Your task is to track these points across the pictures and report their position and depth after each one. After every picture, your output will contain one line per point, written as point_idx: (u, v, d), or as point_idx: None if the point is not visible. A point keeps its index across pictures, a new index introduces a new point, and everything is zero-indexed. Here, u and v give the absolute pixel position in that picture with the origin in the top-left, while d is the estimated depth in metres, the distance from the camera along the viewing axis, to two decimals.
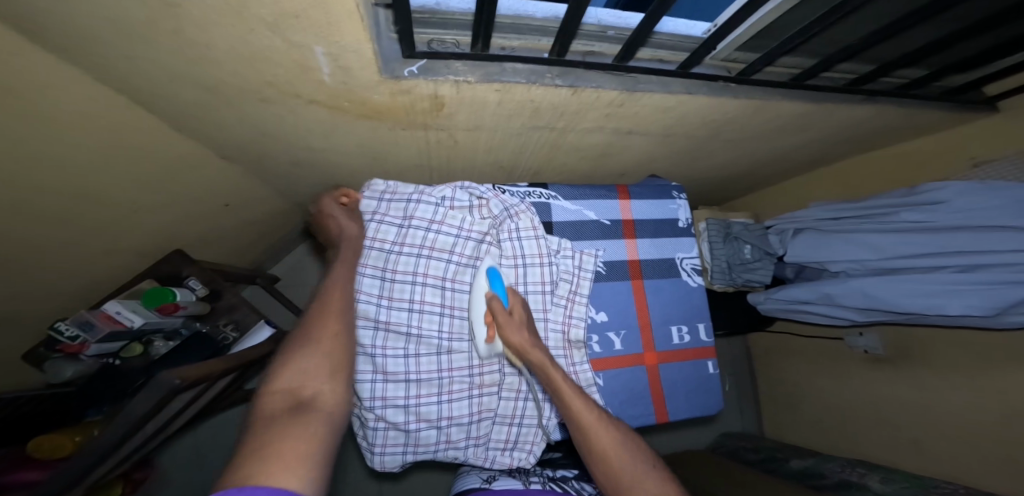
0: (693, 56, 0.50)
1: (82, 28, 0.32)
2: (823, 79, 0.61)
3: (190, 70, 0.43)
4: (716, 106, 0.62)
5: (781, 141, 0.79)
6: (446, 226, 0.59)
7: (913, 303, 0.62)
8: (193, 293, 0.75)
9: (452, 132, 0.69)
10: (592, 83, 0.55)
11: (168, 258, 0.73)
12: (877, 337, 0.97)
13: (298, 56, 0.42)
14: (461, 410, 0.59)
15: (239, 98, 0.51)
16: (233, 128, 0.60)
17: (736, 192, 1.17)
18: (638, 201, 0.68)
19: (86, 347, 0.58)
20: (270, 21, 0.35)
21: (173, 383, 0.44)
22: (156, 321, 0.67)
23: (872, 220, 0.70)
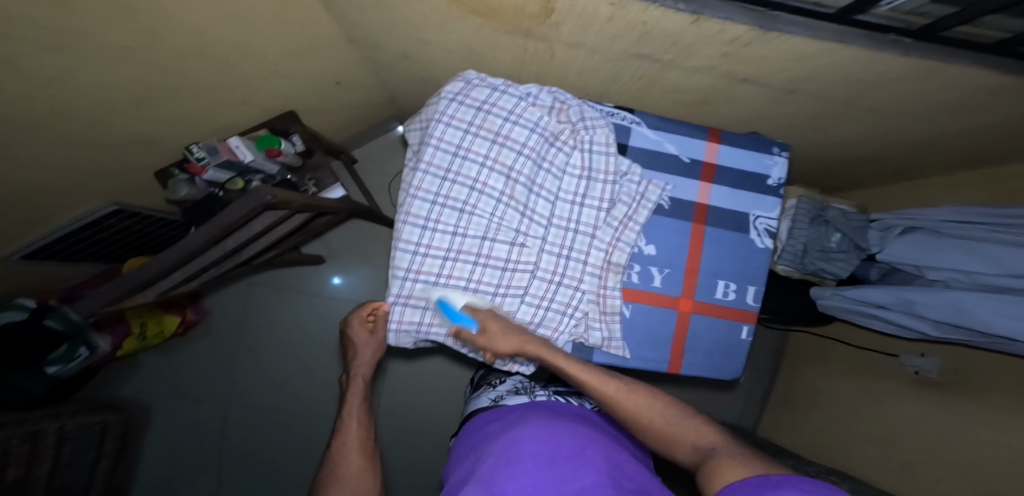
0: (855, 5, 0.43)
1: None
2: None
3: None
4: (860, 63, 0.52)
5: (915, 127, 0.68)
6: (522, 119, 0.64)
7: (1005, 325, 0.54)
8: (294, 147, 0.89)
9: (553, 44, 0.69)
10: (720, 14, 0.50)
11: (278, 116, 0.85)
12: (936, 362, 0.87)
13: None
14: (482, 302, 0.67)
15: None
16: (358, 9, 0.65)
17: (841, 182, 1.03)
18: (727, 147, 0.65)
19: (205, 170, 0.72)
20: None
21: (265, 199, 0.59)
22: (262, 162, 0.81)
23: (1008, 230, 0.57)
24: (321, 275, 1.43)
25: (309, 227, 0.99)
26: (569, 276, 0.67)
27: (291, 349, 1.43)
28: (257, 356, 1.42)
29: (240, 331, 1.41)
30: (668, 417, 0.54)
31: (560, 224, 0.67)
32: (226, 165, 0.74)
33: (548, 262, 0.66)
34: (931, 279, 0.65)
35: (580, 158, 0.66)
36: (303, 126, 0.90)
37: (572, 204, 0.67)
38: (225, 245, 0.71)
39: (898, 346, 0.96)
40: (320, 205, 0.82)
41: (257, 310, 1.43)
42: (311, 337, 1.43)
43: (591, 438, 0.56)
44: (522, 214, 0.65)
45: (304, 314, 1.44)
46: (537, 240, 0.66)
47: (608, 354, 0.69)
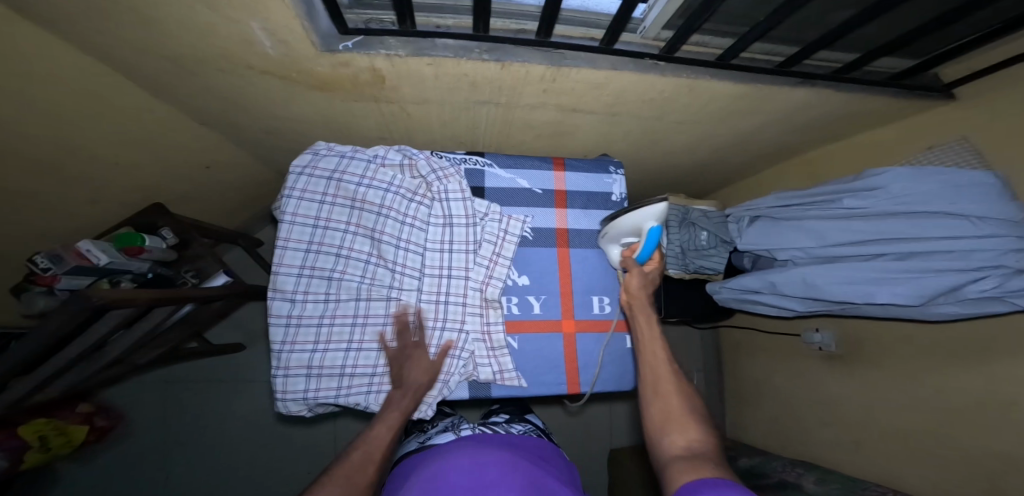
0: (606, 36, 0.50)
1: (62, 1, 0.41)
2: (752, 60, 0.58)
3: (149, 43, 0.52)
4: (646, 84, 0.59)
5: (739, 129, 0.76)
6: (376, 181, 0.65)
7: (844, 291, 0.59)
8: (164, 241, 0.85)
9: (403, 105, 0.74)
10: (519, 58, 0.57)
11: (144, 211, 0.83)
12: (832, 335, 0.91)
13: (239, 32, 0.51)
14: (366, 360, 0.63)
15: (199, 69, 0.59)
16: (206, 95, 0.68)
17: (716, 184, 1.12)
18: (573, 173, 0.73)
19: (56, 280, 0.64)
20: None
21: (92, 301, 0.51)
22: (124, 262, 0.75)
23: (814, 207, 0.67)
24: (243, 364, 1.32)
25: (196, 312, 0.92)
26: (450, 320, 0.64)
27: (214, 456, 1.26)
28: (172, 474, 1.23)
29: (152, 447, 1.23)
30: (672, 410, 0.46)
31: (433, 273, 0.66)
32: (80, 271, 0.67)
33: (427, 310, 0.64)
34: (782, 260, 0.70)
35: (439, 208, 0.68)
36: (176, 217, 0.88)
37: (441, 252, 0.67)
38: (72, 351, 0.62)
39: (800, 323, 1.01)
40: (190, 293, 0.76)
41: (176, 418, 1.26)
42: (242, 435, 1.28)
43: (511, 465, 0.50)
44: (394, 269, 0.65)
45: (226, 412, 1.29)
46: (412, 292, 0.65)
47: (505, 387, 0.65)
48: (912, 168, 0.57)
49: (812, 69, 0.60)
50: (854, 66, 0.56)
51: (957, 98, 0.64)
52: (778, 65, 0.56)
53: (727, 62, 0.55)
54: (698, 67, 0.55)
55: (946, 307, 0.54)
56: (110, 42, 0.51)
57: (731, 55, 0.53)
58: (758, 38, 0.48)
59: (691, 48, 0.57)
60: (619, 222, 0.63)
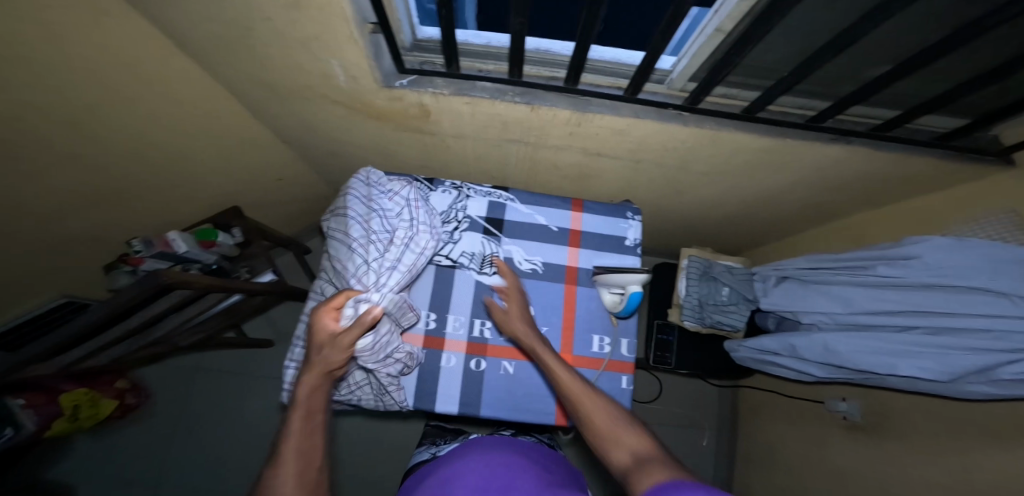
0: (632, 83, 0.55)
1: (201, 36, 0.55)
2: (783, 113, 0.59)
3: (253, 72, 0.65)
4: (667, 134, 0.63)
5: (761, 186, 0.77)
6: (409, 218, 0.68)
7: (867, 360, 0.55)
8: (231, 239, 0.96)
9: (443, 138, 0.83)
10: (547, 102, 0.64)
11: (222, 212, 0.94)
12: (857, 404, 0.81)
13: (321, 67, 0.63)
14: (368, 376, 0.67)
15: (284, 95, 0.72)
16: (285, 117, 0.81)
17: (745, 242, 1.10)
18: (589, 215, 0.76)
19: (143, 261, 0.76)
20: (300, 41, 0.56)
21: (160, 280, 0.59)
22: (197, 253, 0.86)
23: (846, 273, 0.63)
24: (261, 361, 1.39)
25: (237, 306, 1.01)
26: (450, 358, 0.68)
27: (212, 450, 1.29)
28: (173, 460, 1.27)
29: (163, 430, 1.29)
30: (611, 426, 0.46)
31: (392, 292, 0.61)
32: (161, 256, 0.78)
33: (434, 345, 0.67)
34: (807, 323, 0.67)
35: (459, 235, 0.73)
36: (246, 220, 0.99)
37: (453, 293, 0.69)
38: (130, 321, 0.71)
39: (827, 390, 0.90)
40: (237, 288, 0.86)
41: (190, 406, 1.32)
42: (245, 430, 1.31)
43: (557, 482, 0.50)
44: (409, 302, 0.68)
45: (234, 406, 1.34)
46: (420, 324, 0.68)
47: (494, 407, 0.66)
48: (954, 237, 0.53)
49: (849, 123, 0.61)
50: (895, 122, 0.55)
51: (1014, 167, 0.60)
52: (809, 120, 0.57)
53: (754, 115, 0.57)
54: (722, 117, 0.58)
55: (975, 386, 0.49)
56: (224, 68, 0.64)
57: (756, 108, 0.55)
58: (783, 92, 0.50)
59: (718, 100, 0.60)
60: (611, 275, 0.67)
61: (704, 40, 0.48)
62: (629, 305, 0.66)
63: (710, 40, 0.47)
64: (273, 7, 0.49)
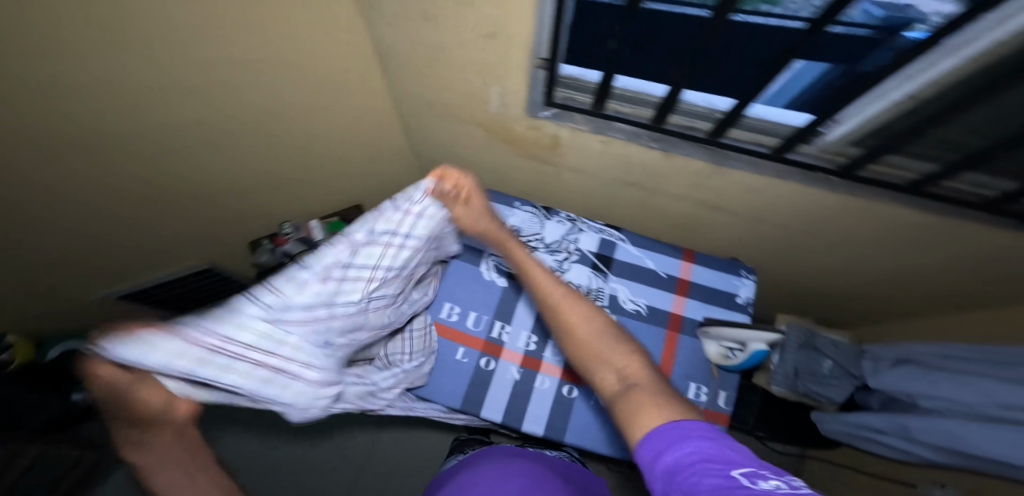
0: (792, 140, 0.57)
1: (396, 49, 0.67)
2: (954, 190, 0.55)
3: (420, 88, 0.75)
4: (806, 195, 0.65)
5: (886, 261, 0.75)
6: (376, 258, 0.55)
7: (995, 449, 0.51)
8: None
9: (561, 170, 0.90)
10: (682, 151, 0.68)
11: (347, 209, 1.11)
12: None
13: (482, 92, 0.71)
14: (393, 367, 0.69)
15: (437, 113, 0.82)
16: (424, 131, 0.91)
17: (843, 318, 1.04)
18: (700, 266, 0.78)
19: (286, 241, 1.00)
20: (477, 67, 0.65)
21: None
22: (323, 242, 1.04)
23: (996, 369, 0.58)
24: None
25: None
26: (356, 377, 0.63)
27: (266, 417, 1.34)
28: None
29: None
30: (593, 332, 0.56)
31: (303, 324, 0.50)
32: (301, 239, 1.00)
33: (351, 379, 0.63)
34: (928, 407, 0.63)
35: (571, 268, 0.78)
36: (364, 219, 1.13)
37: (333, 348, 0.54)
38: None
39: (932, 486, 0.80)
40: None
41: None
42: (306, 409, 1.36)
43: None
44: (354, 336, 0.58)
45: None
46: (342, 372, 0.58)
47: (579, 434, 0.71)
48: None
49: None
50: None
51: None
52: (989, 200, 0.53)
53: (921, 188, 0.55)
54: (885, 188, 0.57)
55: None
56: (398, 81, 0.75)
57: (929, 182, 0.54)
58: (967, 163, 0.49)
59: (882, 168, 0.57)
60: (725, 330, 0.69)
61: (879, 104, 0.46)
62: (747, 362, 0.67)
63: (878, 108, 0.47)
64: (471, 37, 0.58)
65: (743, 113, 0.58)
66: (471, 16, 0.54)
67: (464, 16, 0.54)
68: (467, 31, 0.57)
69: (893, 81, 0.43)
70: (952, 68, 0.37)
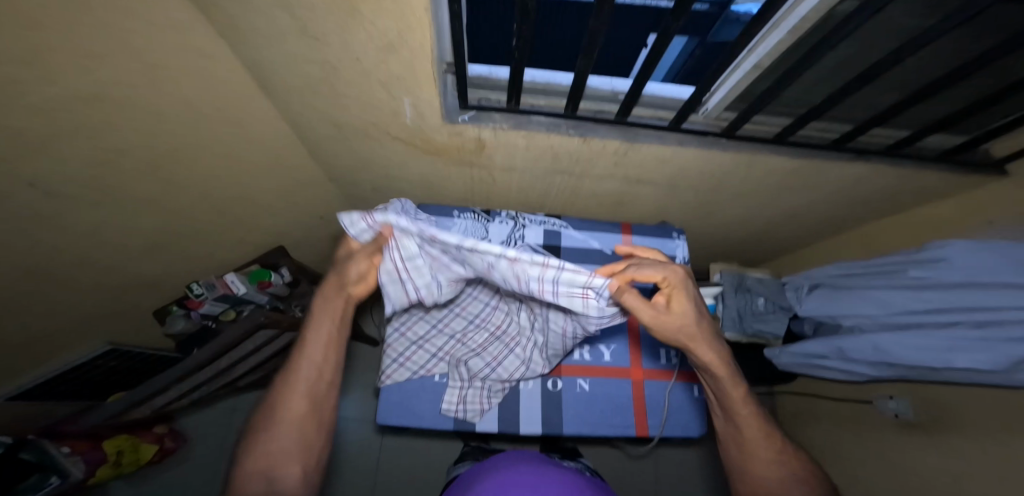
0: (679, 115, 0.62)
1: (287, 74, 0.60)
2: (808, 136, 0.67)
3: (327, 111, 0.69)
4: (705, 159, 0.71)
5: (783, 202, 0.85)
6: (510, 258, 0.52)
7: (917, 357, 0.60)
8: (282, 278, 0.99)
9: (491, 170, 0.90)
10: (599, 134, 0.71)
11: (271, 252, 0.98)
12: (907, 401, 0.82)
13: (394, 106, 0.67)
14: (421, 329, 0.73)
15: (349, 134, 0.77)
16: (339, 154, 0.85)
17: (757, 258, 1.18)
18: (638, 237, 0.84)
19: (202, 303, 0.84)
20: (382, 81, 0.61)
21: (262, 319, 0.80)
22: (253, 294, 0.91)
23: (882, 277, 0.69)
24: None
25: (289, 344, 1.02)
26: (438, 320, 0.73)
27: None
28: None
29: None
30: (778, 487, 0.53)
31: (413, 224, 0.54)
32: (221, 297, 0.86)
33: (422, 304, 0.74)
34: (849, 326, 0.72)
35: None
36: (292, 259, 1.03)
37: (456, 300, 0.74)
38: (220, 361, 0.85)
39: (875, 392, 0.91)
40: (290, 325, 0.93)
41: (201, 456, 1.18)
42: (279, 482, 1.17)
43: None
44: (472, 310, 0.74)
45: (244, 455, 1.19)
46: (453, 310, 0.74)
47: (577, 424, 0.68)
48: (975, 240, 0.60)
49: (874, 144, 0.69)
50: (910, 139, 0.64)
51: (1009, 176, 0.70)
52: (833, 141, 0.66)
53: (785, 138, 0.65)
54: (759, 142, 0.66)
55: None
56: (296, 105, 0.68)
57: (787, 133, 0.64)
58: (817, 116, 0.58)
59: (751, 126, 0.67)
60: None
61: (744, 71, 0.55)
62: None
63: (742, 79, 0.57)
64: (367, 49, 0.53)
65: (641, 94, 0.61)
66: (362, 27, 0.49)
67: (355, 27, 0.49)
68: (363, 44, 0.52)
69: (742, 54, 0.54)
70: (778, 38, 0.49)
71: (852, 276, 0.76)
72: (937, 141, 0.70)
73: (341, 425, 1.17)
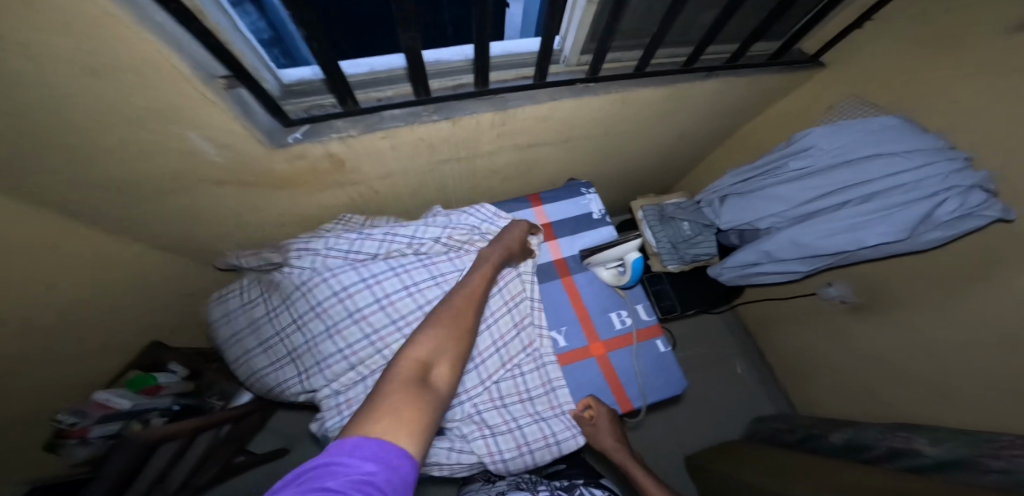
0: (539, 68, 0.53)
1: None
2: (662, 65, 0.65)
3: (78, 171, 0.46)
4: (584, 107, 0.64)
5: (688, 118, 0.80)
6: (368, 322, 0.58)
7: (833, 243, 0.60)
8: (175, 376, 0.77)
9: (368, 183, 0.71)
10: (464, 111, 0.59)
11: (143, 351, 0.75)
12: (847, 285, 0.87)
13: (180, 145, 0.46)
14: (352, 331, 0.58)
15: (145, 193, 0.54)
16: (158, 222, 0.62)
17: (675, 179, 1.18)
18: (551, 205, 0.76)
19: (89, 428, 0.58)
20: (131, 115, 0.39)
21: (140, 441, 0.44)
22: (145, 402, 0.65)
23: (770, 175, 0.70)
24: None
25: (235, 431, 0.74)
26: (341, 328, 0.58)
27: None
28: None
29: None
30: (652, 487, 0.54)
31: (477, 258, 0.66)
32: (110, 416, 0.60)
33: (336, 311, 0.59)
34: (764, 229, 0.71)
35: (443, 267, 0.63)
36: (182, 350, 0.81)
37: (344, 302, 0.59)
38: None
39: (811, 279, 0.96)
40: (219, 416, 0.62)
41: None
42: None
43: None
44: (361, 331, 0.58)
45: None
46: (346, 322, 0.58)
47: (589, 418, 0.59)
48: (827, 125, 0.65)
49: (718, 60, 0.68)
50: (739, 53, 0.64)
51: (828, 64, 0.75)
52: (682, 66, 0.63)
53: (644, 70, 0.61)
54: (625, 79, 0.61)
55: (928, 233, 0.56)
56: (32, 182, 0.45)
57: (645, 64, 0.59)
58: (660, 42, 0.54)
59: (612, 65, 0.63)
60: (605, 254, 0.67)
61: (581, 11, 0.50)
62: (633, 275, 0.67)
63: (584, 16, 0.51)
64: (61, 80, 0.33)
65: (489, 56, 0.50)
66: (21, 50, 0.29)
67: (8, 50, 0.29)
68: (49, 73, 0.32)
69: None
70: None
71: (747, 181, 0.76)
72: (764, 47, 0.73)
73: None
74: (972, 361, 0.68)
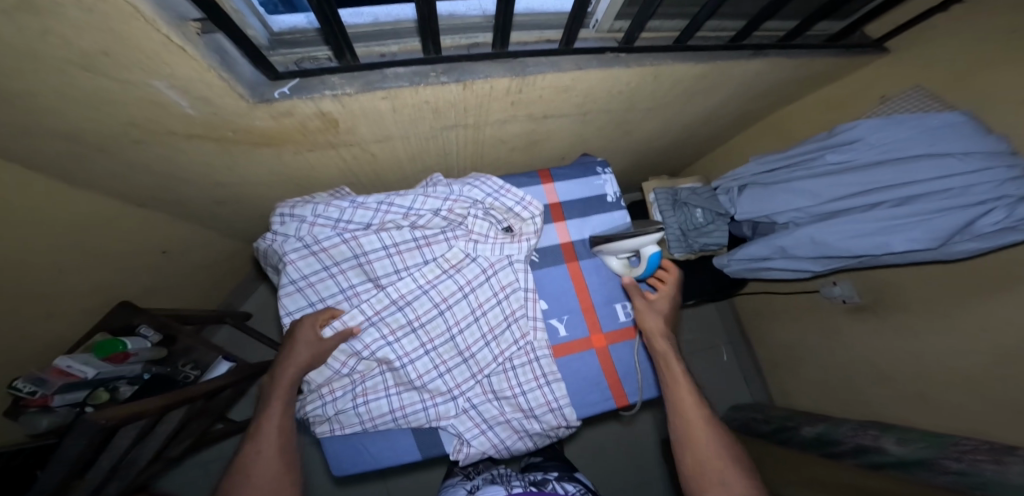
0: (567, 34, 0.46)
1: None
2: (706, 38, 0.58)
3: (15, 118, 0.39)
4: (611, 79, 0.58)
5: (718, 98, 0.73)
6: (409, 270, 0.57)
7: (859, 245, 0.58)
8: (147, 341, 0.68)
9: (364, 146, 0.64)
10: (478, 75, 0.52)
11: (114, 312, 0.68)
12: (850, 286, 0.87)
13: (143, 96, 0.39)
14: (387, 272, 0.56)
15: (103, 144, 0.47)
16: (122, 175, 0.55)
17: (688, 160, 1.12)
18: (562, 183, 0.71)
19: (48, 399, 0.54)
20: (75, 61, 0.33)
21: (102, 424, 0.39)
22: (111, 370, 0.60)
23: (801, 167, 0.66)
24: None
25: (209, 406, 0.73)
26: (382, 274, 0.56)
27: None
28: None
29: None
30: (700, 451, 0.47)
31: (470, 239, 0.59)
32: (70, 388, 0.56)
33: (380, 259, 0.56)
34: (783, 223, 0.68)
35: (439, 247, 0.58)
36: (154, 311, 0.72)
37: (384, 249, 0.56)
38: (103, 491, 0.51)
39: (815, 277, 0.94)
40: (196, 389, 0.59)
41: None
42: None
43: None
44: (399, 277, 0.57)
45: None
46: (385, 265, 0.56)
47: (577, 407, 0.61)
48: (877, 118, 0.60)
49: (771, 38, 0.62)
50: (795, 31, 0.57)
51: (891, 51, 0.70)
52: (731, 40, 0.56)
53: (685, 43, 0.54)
54: (660, 52, 0.54)
55: (963, 245, 0.54)
56: None
57: (687, 36, 0.52)
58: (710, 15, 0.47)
59: (647, 35, 0.57)
60: (618, 245, 0.62)
61: None
62: (647, 270, 0.62)
63: None
64: None
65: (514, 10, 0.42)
66: None
67: None
68: None
69: None
70: None
71: (774, 171, 0.72)
72: (825, 27, 0.67)
73: (313, 461, 1.09)
74: (957, 372, 0.69)
